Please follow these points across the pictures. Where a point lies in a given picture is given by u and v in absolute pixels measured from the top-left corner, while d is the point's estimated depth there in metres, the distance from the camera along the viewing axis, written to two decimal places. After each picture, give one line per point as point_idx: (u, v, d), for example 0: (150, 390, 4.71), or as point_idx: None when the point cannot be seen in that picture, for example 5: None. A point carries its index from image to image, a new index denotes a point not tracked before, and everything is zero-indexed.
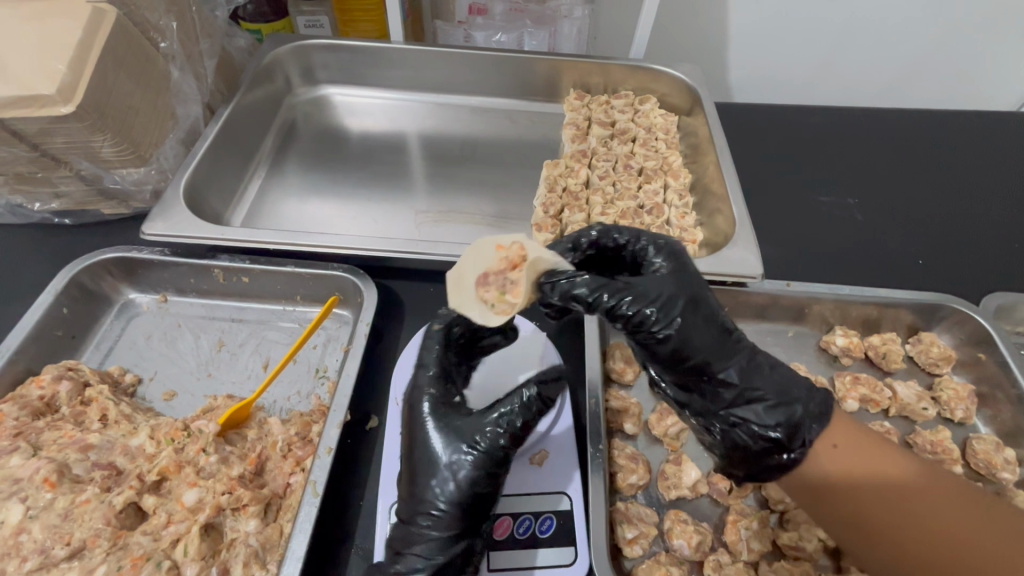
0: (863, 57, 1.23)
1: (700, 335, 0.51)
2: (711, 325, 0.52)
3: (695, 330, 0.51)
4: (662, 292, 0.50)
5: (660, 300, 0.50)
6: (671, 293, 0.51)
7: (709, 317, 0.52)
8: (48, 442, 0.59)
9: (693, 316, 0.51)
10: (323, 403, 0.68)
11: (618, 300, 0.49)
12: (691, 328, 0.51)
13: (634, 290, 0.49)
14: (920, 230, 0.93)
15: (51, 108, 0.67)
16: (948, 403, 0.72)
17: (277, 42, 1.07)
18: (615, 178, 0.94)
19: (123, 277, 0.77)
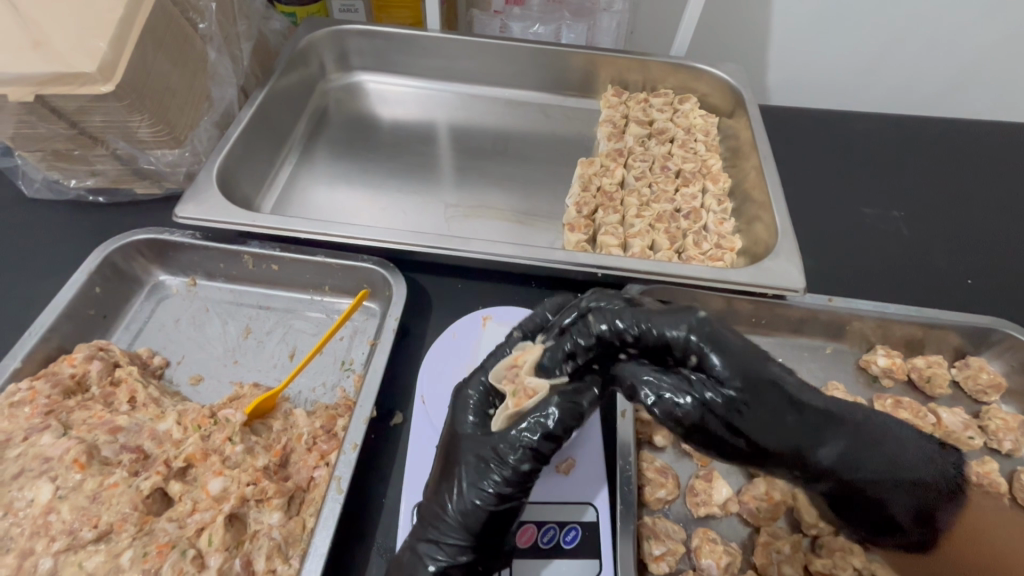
0: (915, 63, 1.17)
1: (773, 441, 0.50)
2: (788, 430, 0.50)
3: (768, 437, 0.50)
4: (732, 398, 0.49)
5: (730, 407, 0.49)
6: (743, 400, 0.49)
7: (789, 420, 0.50)
8: (78, 422, 0.59)
9: (768, 422, 0.50)
10: (348, 396, 0.68)
11: (679, 403, 0.50)
12: (761, 432, 0.50)
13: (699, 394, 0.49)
14: (971, 249, 0.88)
15: (92, 86, 0.66)
16: (996, 433, 0.69)
17: (312, 26, 1.06)
18: (651, 179, 0.91)
19: (155, 258, 0.77)
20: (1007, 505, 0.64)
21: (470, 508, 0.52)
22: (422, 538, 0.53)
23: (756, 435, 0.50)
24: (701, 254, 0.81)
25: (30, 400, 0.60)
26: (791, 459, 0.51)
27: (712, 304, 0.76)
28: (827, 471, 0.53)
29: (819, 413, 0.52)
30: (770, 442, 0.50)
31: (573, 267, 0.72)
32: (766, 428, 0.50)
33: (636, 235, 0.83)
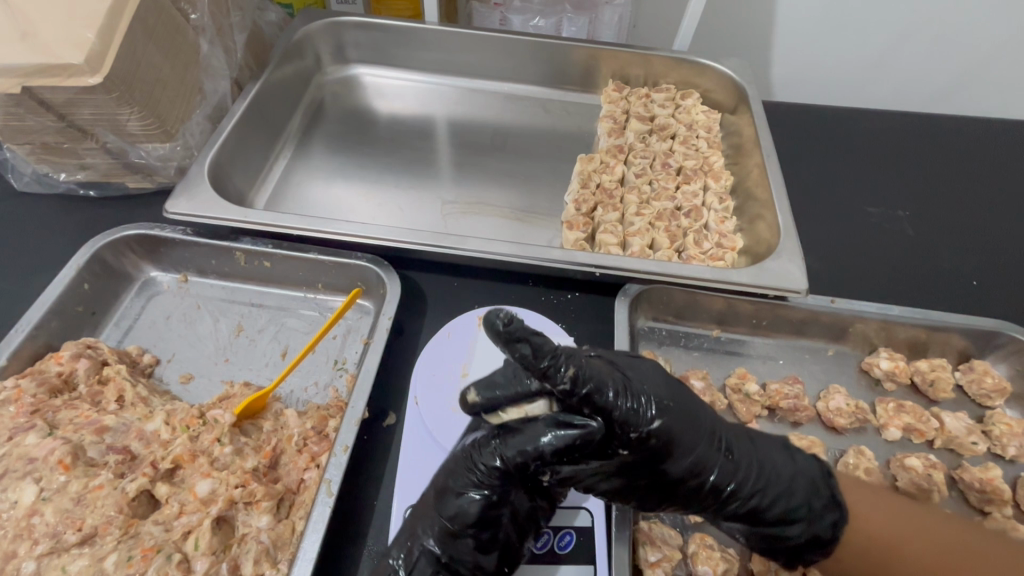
0: (922, 58, 1.15)
1: (687, 439, 0.51)
2: (700, 423, 0.53)
3: (685, 435, 0.51)
4: (641, 393, 0.50)
5: (647, 399, 0.50)
6: (654, 394, 0.51)
7: (696, 412, 0.53)
8: (64, 422, 0.58)
9: (682, 414, 0.52)
10: (340, 397, 0.66)
11: (608, 402, 0.48)
12: (679, 429, 0.51)
13: (617, 384, 0.49)
14: (977, 250, 0.87)
15: (79, 78, 0.64)
16: (1000, 439, 0.67)
17: (308, 18, 1.04)
18: (652, 176, 0.90)
19: (145, 254, 0.76)
20: (1010, 512, 0.63)
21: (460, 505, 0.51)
22: (419, 541, 0.52)
23: (673, 432, 0.51)
24: (702, 254, 0.79)
25: (16, 399, 0.59)
26: (712, 462, 0.52)
27: (712, 305, 0.74)
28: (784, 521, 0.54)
29: (743, 460, 0.54)
30: (688, 443, 0.51)
31: (571, 266, 0.71)
32: (683, 425, 0.51)
33: (635, 234, 0.81)
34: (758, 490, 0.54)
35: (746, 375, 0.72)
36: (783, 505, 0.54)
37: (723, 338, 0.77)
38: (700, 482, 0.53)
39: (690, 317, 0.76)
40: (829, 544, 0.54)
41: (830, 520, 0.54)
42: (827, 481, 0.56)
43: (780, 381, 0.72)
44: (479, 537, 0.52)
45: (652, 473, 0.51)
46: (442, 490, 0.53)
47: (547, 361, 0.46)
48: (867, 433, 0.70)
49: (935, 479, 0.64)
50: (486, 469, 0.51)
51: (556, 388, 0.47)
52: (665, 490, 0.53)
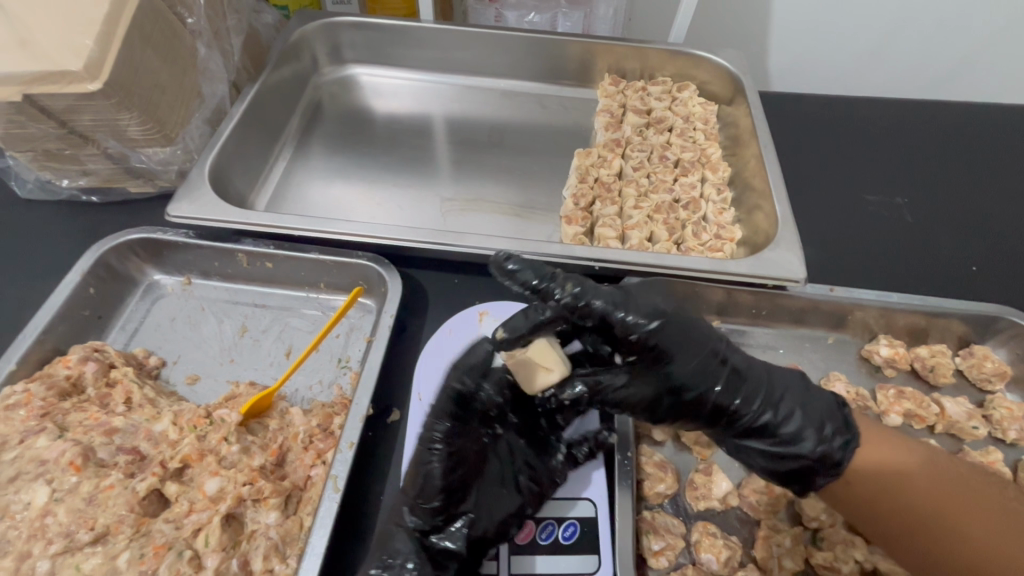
0: (919, 45, 1.15)
1: (684, 349, 0.54)
2: (700, 339, 0.55)
3: (682, 345, 0.54)
4: (638, 304, 0.53)
5: (644, 312, 0.53)
6: (651, 305, 0.54)
7: (693, 327, 0.55)
8: (74, 424, 0.59)
9: (679, 329, 0.54)
10: (345, 394, 0.67)
11: (607, 313, 0.52)
12: (676, 340, 0.54)
13: (614, 300, 0.53)
14: (976, 236, 0.87)
15: (79, 85, 0.65)
16: (1001, 423, 0.68)
17: (304, 19, 1.04)
18: (649, 169, 0.90)
19: (149, 258, 0.77)
20: (1012, 495, 0.63)
21: (431, 475, 0.53)
22: (399, 518, 0.53)
23: (669, 339, 0.53)
24: (700, 246, 0.80)
25: (26, 403, 0.59)
26: (712, 373, 0.55)
27: (711, 295, 0.75)
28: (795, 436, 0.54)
29: (749, 375, 0.56)
30: (687, 349, 0.54)
31: (570, 260, 0.72)
32: (680, 338, 0.54)
33: (634, 227, 0.82)
34: (766, 405, 0.55)
35: None
36: (795, 424, 0.54)
37: (723, 328, 0.78)
38: (702, 395, 0.55)
39: (689, 309, 0.77)
40: (838, 468, 0.53)
41: (839, 439, 0.53)
42: (840, 410, 0.56)
43: None
44: (447, 507, 0.53)
45: (657, 378, 0.55)
46: (410, 468, 0.55)
47: (544, 282, 0.53)
48: (868, 419, 0.70)
49: None
50: (455, 430, 0.55)
51: (553, 309, 0.53)
52: (671, 401, 0.55)
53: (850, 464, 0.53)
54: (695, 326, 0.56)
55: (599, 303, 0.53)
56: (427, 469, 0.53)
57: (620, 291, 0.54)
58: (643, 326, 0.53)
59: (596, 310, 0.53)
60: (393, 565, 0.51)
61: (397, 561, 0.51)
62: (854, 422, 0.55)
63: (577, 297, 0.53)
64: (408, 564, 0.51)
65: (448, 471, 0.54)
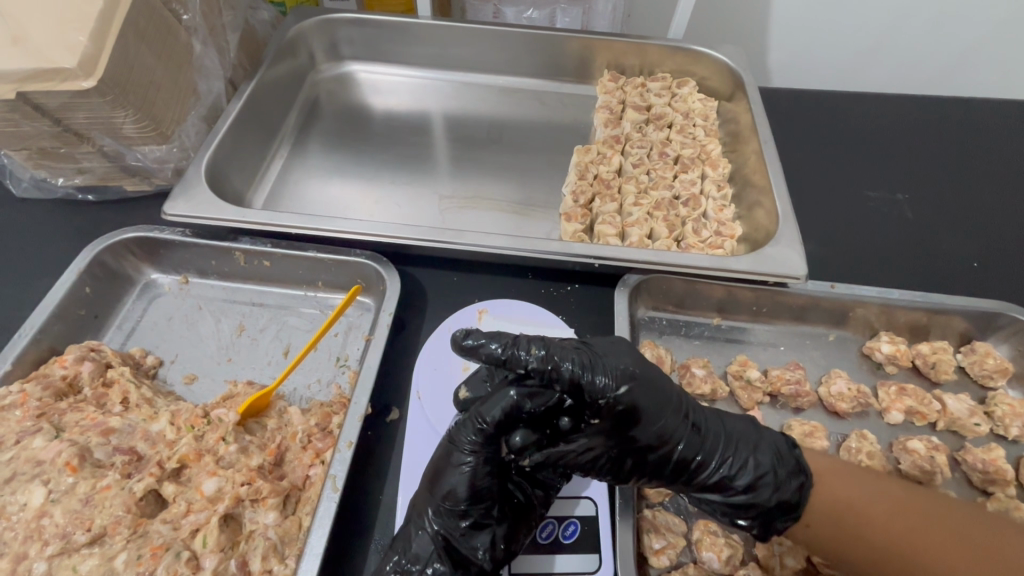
0: (920, 40, 1.14)
1: (653, 407, 0.53)
2: (666, 394, 0.54)
3: (649, 405, 0.53)
4: (606, 365, 0.52)
5: (612, 371, 0.52)
6: (621, 366, 0.53)
7: (661, 383, 0.54)
8: (70, 424, 0.59)
9: (648, 383, 0.53)
10: (343, 393, 0.67)
11: (574, 374, 0.51)
12: (644, 397, 0.52)
13: (581, 359, 0.51)
14: (977, 232, 0.86)
15: (73, 82, 0.65)
16: (1003, 419, 0.67)
17: (301, 15, 1.03)
18: (649, 166, 0.90)
19: (146, 256, 0.76)
20: (1014, 492, 0.63)
21: (458, 477, 0.53)
22: (422, 518, 0.53)
23: (639, 400, 0.52)
24: (701, 243, 0.79)
25: (22, 403, 0.59)
26: (678, 431, 0.54)
27: (711, 292, 0.74)
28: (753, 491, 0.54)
29: (708, 430, 0.55)
30: (654, 409, 0.53)
31: (570, 258, 0.71)
32: (647, 394, 0.53)
33: (634, 224, 0.81)
34: (725, 460, 0.54)
35: (747, 362, 0.72)
36: (750, 475, 0.54)
37: (723, 326, 0.77)
38: (668, 452, 0.53)
39: (689, 306, 0.76)
40: (796, 510, 0.54)
41: (795, 485, 0.54)
42: (790, 451, 0.57)
43: (781, 368, 0.72)
44: (473, 513, 0.53)
45: (619, 441, 0.53)
46: (437, 470, 0.54)
47: (507, 348, 0.51)
48: (869, 416, 0.70)
49: (937, 461, 0.64)
50: (473, 437, 0.53)
51: (524, 369, 0.51)
52: (636, 460, 0.54)
53: (807, 504, 0.54)
54: (663, 384, 0.55)
55: (565, 367, 0.51)
56: (453, 473, 0.53)
57: (586, 352, 0.53)
58: (609, 388, 0.51)
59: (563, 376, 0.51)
60: (414, 568, 0.51)
61: (417, 565, 0.51)
62: (806, 464, 0.56)
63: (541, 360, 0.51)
64: (428, 569, 0.51)
65: (473, 478, 0.53)
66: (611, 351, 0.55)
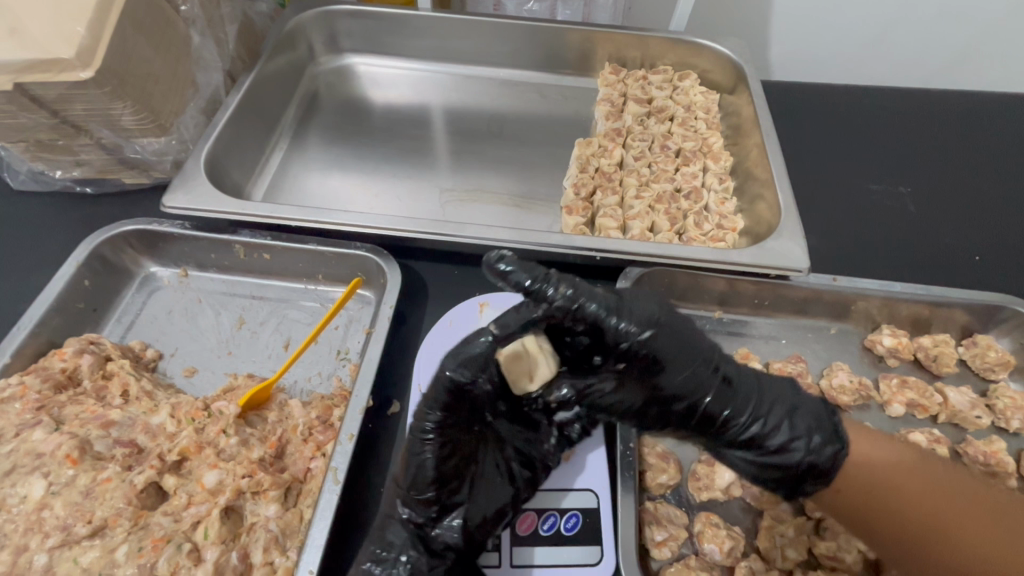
0: (921, 34, 1.14)
1: (677, 357, 0.55)
2: (693, 347, 0.56)
3: (675, 355, 0.55)
4: (634, 312, 0.54)
5: (638, 319, 0.54)
6: (646, 314, 0.55)
7: (689, 336, 0.56)
8: (70, 417, 0.58)
9: (672, 333, 0.55)
10: (344, 386, 0.67)
11: (601, 317, 0.52)
12: (669, 344, 0.55)
13: (608, 304, 0.53)
14: (979, 225, 0.86)
15: (71, 73, 0.64)
16: (1004, 412, 0.67)
17: (300, 8, 1.03)
18: (650, 159, 0.89)
19: (144, 249, 0.76)
20: (1015, 484, 0.63)
21: (421, 465, 0.51)
22: (393, 510, 0.53)
23: (659, 347, 0.54)
24: (702, 236, 0.79)
25: (21, 396, 0.59)
26: (706, 385, 0.56)
27: (713, 285, 0.74)
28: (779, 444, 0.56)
29: (739, 387, 0.57)
30: (680, 358, 0.55)
31: (571, 250, 0.71)
32: (670, 345, 0.55)
33: (635, 217, 0.81)
34: (755, 416, 0.56)
35: (749, 355, 0.72)
36: (784, 435, 0.55)
37: (725, 319, 0.77)
38: (693, 404, 0.56)
39: (690, 300, 0.76)
40: (827, 475, 0.54)
41: (829, 451, 0.54)
42: (829, 417, 0.57)
43: (783, 361, 0.72)
44: (441, 498, 0.51)
45: (647, 386, 0.56)
46: (399, 457, 0.52)
47: (538, 284, 0.51)
48: (870, 409, 0.69)
49: (938, 453, 0.64)
50: (430, 423, 0.50)
51: (550, 308, 0.51)
52: (661, 405, 0.56)
53: (840, 472, 0.54)
54: (691, 337, 0.56)
55: (595, 309, 0.52)
56: (417, 459, 0.51)
57: (618, 299, 0.54)
58: (635, 333, 0.53)
59: (596, 319, 0.52)
60: (387, 557, 0.50)
61: (391, 554, 0.51)
62: (844, 431, 0.56)
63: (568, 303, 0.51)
64: (401, 557, 0.50)
65: (431, 462, 0.51)
66: (643, 304, 0.56)
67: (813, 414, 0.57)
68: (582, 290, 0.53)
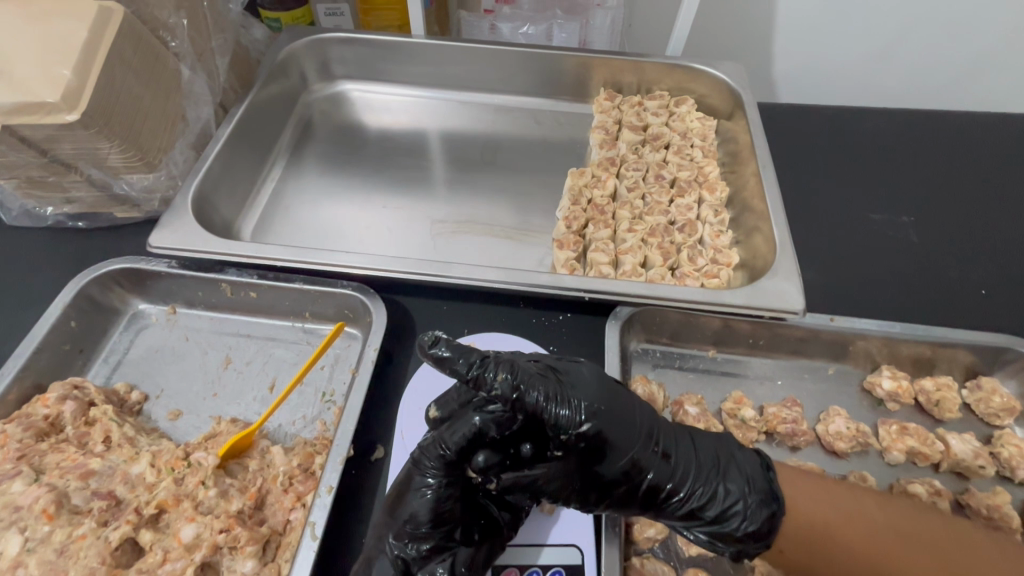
0: (924, 53, 1.12)
1: (619, 443, 0.54)
2: (632, 421, 0.55)
3: (617, 439, 0.54)
4: (571, 397, 0.53)
5: (577, 405, 0.52)
6: (584, 400, 0.53)
7: (632, 417, 0.55)
8: (51, 466, 0.58)
9: (614, 415, 0.54)
10: (327, 431, 0.66)
11: (539, 406, 0.51)
12: (610, 428, 0.53)
13: (548, 390, 0.52)
14: (985, 257, 0.84)
15: (57, 115, 0.64)
16: (1009, 461, 0.65)
17: (293, 35, 1.02)
18: (644, 190, 0.87)
19: (133, 288, 0.75)
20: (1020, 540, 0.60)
21: (421, 500, 0.54)
22: (382, 542, 0.54)
23: (601, 435, 0.53)
24: (696, 271, 0.77)
25: (2, 446, 0.58)
26: (647, 461, 0.54)
27: (707, 325, 0.72)
28: (721, 518, 0.54)
29: (682, 460, 0.56)
30: (623, 443, 0.54)
31: (560, 291, 0.70)
32: (614, 429, 0.53)
33: (627, 251, 0.80)
34: (697, 491, 0.55)
35: (741, 398, 0.70)
36: (721, 504, 0.54)
37: (719, 358, 0.75)
38: (636, 485, 0.54)
39: (683, 338, 0.75)
40: (767, 539, 0.53)
41: (765, 515, 0.53)
42: (766, 476, 0.56)
43: (778, 404, 0.70)
44: (434, 536, 0.54)
45: (587, 474, 0.54)
46: (400, 493, 0.55)
47: (476, 368, 0.52)
48: (869, 456, 0.67)
49: (939, 506, 0.62)
50: (435, 462, 0.54)
51: (489, 394, 0.51)
52: (604, 491, 0.54)
53: (779, 531, 0.54)
54: (634, 415, 0.55)
55: (534, 397, 0.51)
56: (416, 498, 0.54)
57: (558, 382, 0.53)
58: (575, 421, 0.52)
59: (530, 406, 0.51)
60: None
61: None
62: (780, 490, 0.55)
63: (507, 390, 0.51)
64: None
65: (429, 499, 0.54)
66: (585, 383, 0.55)
67: (749, 479, 0.55)
68: (516, 374, 0.52)
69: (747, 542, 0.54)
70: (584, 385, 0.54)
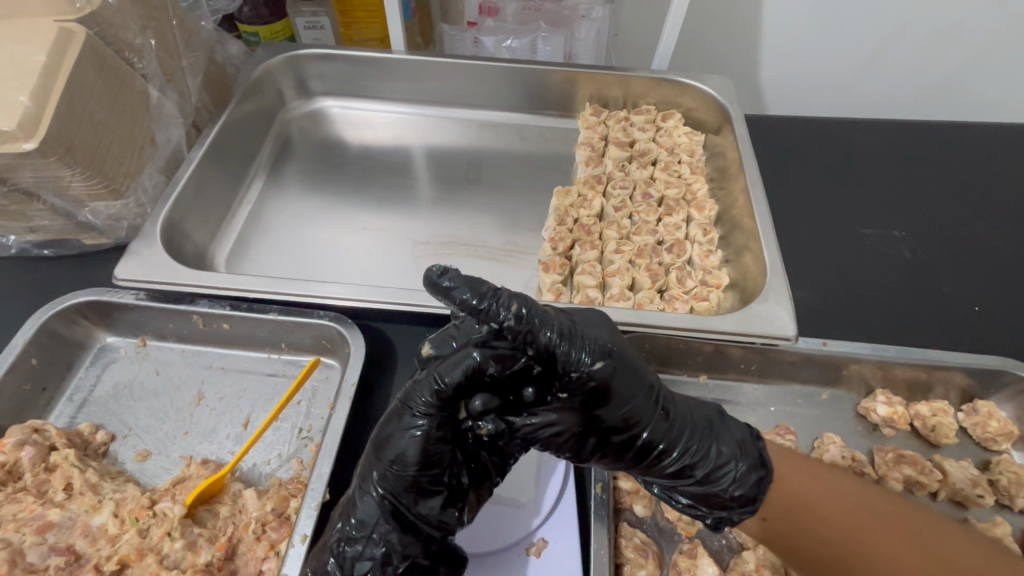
0: (911, 63, 1.11)
1: (625, 390, 0.49)
2: (637, 369, 0.51)
3: (620, 387, 0.49)
4: (584, 338, 0.48)
5: (588, 345, 0.47)
6: (595, 341, 0.49)
7: (633, 365, 0.51)
8: (7, 517, 0.55)
9: (623, 360, 0.50)
10: (303, 471, 0.63)
11: (551, 341, 0.46)
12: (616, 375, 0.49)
13: (560, 326, 0.47)
14: (979, 273, 0.82)
15: (13, 144, 0.61)
16: (1008, 490, 0.63)
17: (269, 52, 0.99)
18: (632, 208, 0.85)
19: (100, 321, 0.72)
20: None
21: (407, 439, 0.49)
22: (366, 483, 0.51)
23: (610, 381, 0.48)
24: (685, 294, 0.75)
25: None
26: (647, 415, 0.50)
27: (698, 351, 0.70)
28: (711, 478, 0.52)
29: (681, 415, 0.53)
30: (627, 392, 0.49)
31: None
32: (620, 377, 0.49)
33: (615, 273, 0.77)
34: (689, 449, 0.52)
35: None
36: (710, 465, 0.52)
37: (710, 384, 0.73)
38: (632, 436, 0.51)
39: (674, 364, 0.73)
40: (754, 505, 0.52)
41: (753, 480, 0.52)
42: (754, 443, 0.54)
43: (770, 432, 0.68)
44: (421, 479, 0.50)
45: (587, 419, 0.49)
46: (384, 436, 0.50)
47: (487, 300, 0.45)
48: None
49: None
50: (425, 402, 0.47)
51: (499, 325, 0.46)
52: (597, 440, 0.51)
53: (765, 499, 0.52)
54: (635, 362, 0.51)
55: (547, 334, 0.46)
56: (403, 438, 0.49)
57: (569, 321, 0.48)
58: (584, 363, 0.47)
59: (544, 345, 0.46)
60: (359, 534, 0.50)
61: (362, 531, 0.51)
62: (768, 458, 0.54)
63: (520, 322, 0.46)
64: (374, 535, 0.50)
65: (417, 440, 0.49)
66: (592, 329, 0.50)
67: (738, 441, 0.54)
68: (529, 306, 0.46)
69: (732, 504, 0.52)
70: (594, 330, 0.50)
